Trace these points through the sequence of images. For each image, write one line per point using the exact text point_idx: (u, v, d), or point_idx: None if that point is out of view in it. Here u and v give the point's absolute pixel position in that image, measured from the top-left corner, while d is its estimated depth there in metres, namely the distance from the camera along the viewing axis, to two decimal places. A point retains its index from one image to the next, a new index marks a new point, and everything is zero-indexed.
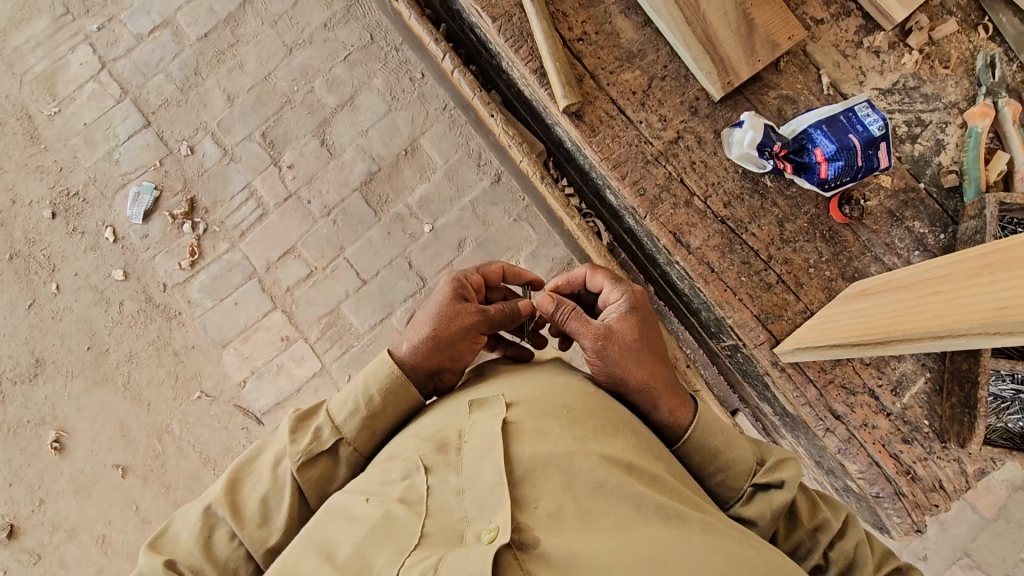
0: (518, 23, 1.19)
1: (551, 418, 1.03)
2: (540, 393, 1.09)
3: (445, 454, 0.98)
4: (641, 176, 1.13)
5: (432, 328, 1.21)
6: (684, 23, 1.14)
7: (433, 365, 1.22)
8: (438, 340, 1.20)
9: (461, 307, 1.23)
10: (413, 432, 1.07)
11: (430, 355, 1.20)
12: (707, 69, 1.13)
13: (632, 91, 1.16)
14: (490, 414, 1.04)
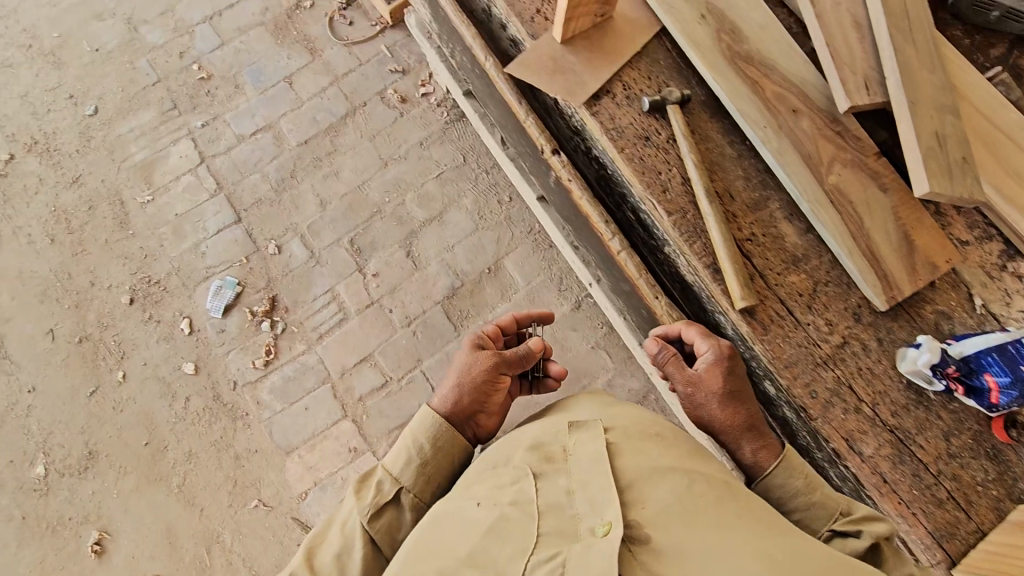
0: (692, 219, 1.27)
1: (645, 441, 1.09)
2: (626, 419, 1.15)
3: (555, 463, 1.05)
4: (811, 377, 1.19)
5: (460, 380, 1.32)
6: (850, 237, 1.24)
7: (469, 413, 1.32)
8: (468, 394, 1.31)
9: (482, 360, 1.34)
10: (518, 440, 1.13)
11: (463, 403, 1.31)
12: (871, 281, 1.21)
13: (799, 293, 1.24)
14: (586, 432, 1.09)
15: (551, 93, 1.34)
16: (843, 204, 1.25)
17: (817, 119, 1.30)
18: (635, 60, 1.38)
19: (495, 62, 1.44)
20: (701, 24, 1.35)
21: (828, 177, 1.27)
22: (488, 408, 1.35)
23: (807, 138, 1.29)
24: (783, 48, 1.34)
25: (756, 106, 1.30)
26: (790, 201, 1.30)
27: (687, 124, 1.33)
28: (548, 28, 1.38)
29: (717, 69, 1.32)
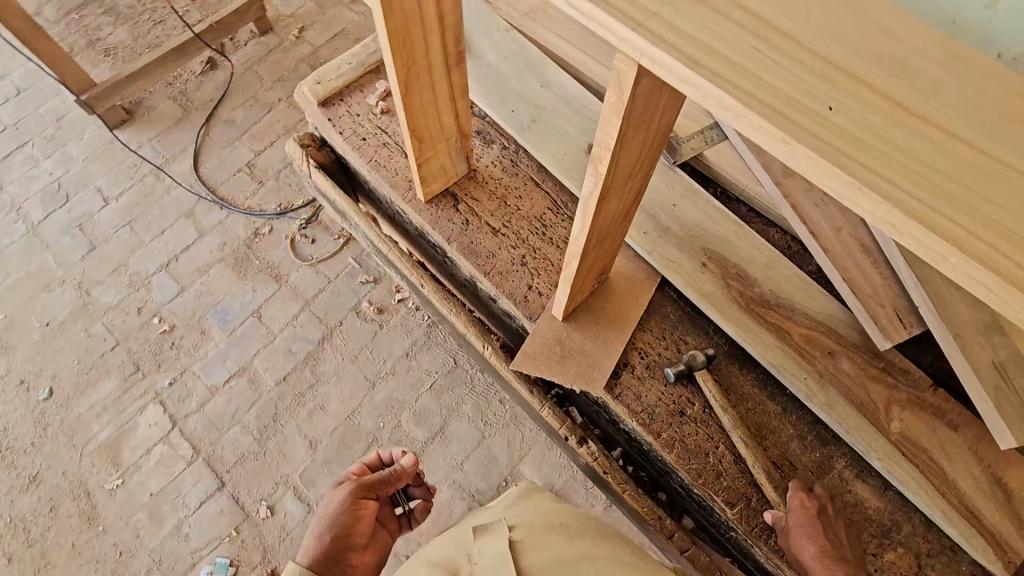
0: (759, 507, 1.13)
1: (550, 533, 1.00)
2: (540, 520, 1.05)
3: (463, 572, 0.94)
4: None
5: (329, 513, 1.26)
6: (939, 494, 1.10)
7: (335, 557, 1.21)
8: (331, 529, 1.23)
9: (344, 490, 1.32)
10: (426, 556, 1.03)
11: (335, 544, 1.22)
12: (982, 546, 1.07)
13: (903, 574, 1.09)
14: (496, 538, 0.99)
15: (566, 383, 1.21)
16: (917, 455, 1.12)
17: (857, 359, 1.19)
18: (642, 320, 1.27)
19: (492, 347, 1.33)
20: (704, 274, 1.25)
21: (892, 426, 1.14)
22: (358, 543, 1.26)
23: (854, 384, 1.17)
24: (796, 283, 1.25)
25: (790, 357, 1.19)
26: (855, 454, 1.17)
27: (721, 388, 1.21)
28: (546, 308, 1.27)
29: (737, 324, 1.21)
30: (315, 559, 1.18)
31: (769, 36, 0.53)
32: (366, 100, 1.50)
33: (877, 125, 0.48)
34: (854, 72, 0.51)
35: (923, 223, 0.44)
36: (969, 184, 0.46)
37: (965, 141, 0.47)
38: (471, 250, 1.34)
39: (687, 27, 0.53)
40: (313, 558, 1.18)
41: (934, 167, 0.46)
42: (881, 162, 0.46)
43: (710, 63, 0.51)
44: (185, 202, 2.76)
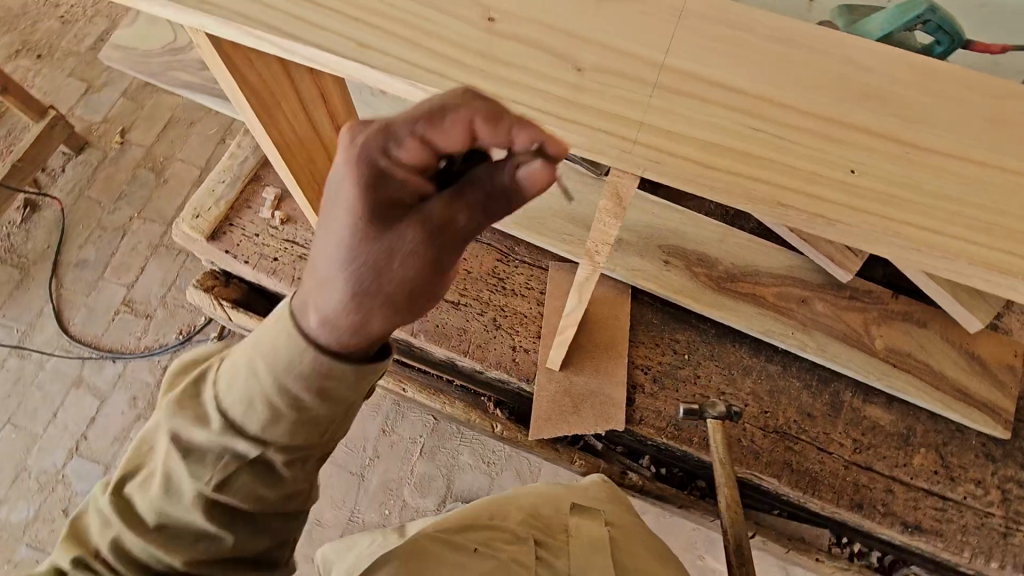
0: (797, 467, 1.19)
1: (644, 542, 0.97)
2: (632, 522, 1.02)
3: (554, 541, 0.94)
4: (1001, 550, 1.13)
5: (324, 228, 0.48)
6: (935, 390, 1.18)
7: (396, 269, 0.48)
8: (339, 261, 0.48)
9: (415, 218, 0.48)
10: (519, 500, 1.03)
11: (351, 214, 0.47)
12: (982, 419, 1.17)
13: (933, 472, 1.18)
14: (592, 516, 0.97)
15: (587, 431, 1.20)
16: (907, 363, 1.19)
17: (829, 297, 1.24)
18: (631, 336, 1.27)
19: (503, 424, 1.32)
20: (669, 271, 1.26)
21: (879, 346, 1.20)
22: (413, 188, 0.48)
23: (834, 320, 1.22)
24: (750, 247, 1.27)
25: (773, 320, 1.22)
26: (855, 381, 1.24)
27: (723, 373, 1.24)
28: (538, 364, 1.24)
29: (717, 308, 1.22)
30: (327, 322, 0.51)
31: (765, 110, 0.51)
32: (259, 215, 1.33)
33: (906, 175, 0.49)
34: (855, 122, 0.50)
35: (981, 265, 0.46)
36: (999, 208, 0.48)
37: (977, 164, 0.49)
38: (441, 334, 1.26)
39: (688, 130, 0.50)
40: (332, 326, 0.51)
41: (964, 201, 0.48)
42: (919, 213, 0.48)
43: (727, 163, 0.49)
44: (67, 371, 2.22)
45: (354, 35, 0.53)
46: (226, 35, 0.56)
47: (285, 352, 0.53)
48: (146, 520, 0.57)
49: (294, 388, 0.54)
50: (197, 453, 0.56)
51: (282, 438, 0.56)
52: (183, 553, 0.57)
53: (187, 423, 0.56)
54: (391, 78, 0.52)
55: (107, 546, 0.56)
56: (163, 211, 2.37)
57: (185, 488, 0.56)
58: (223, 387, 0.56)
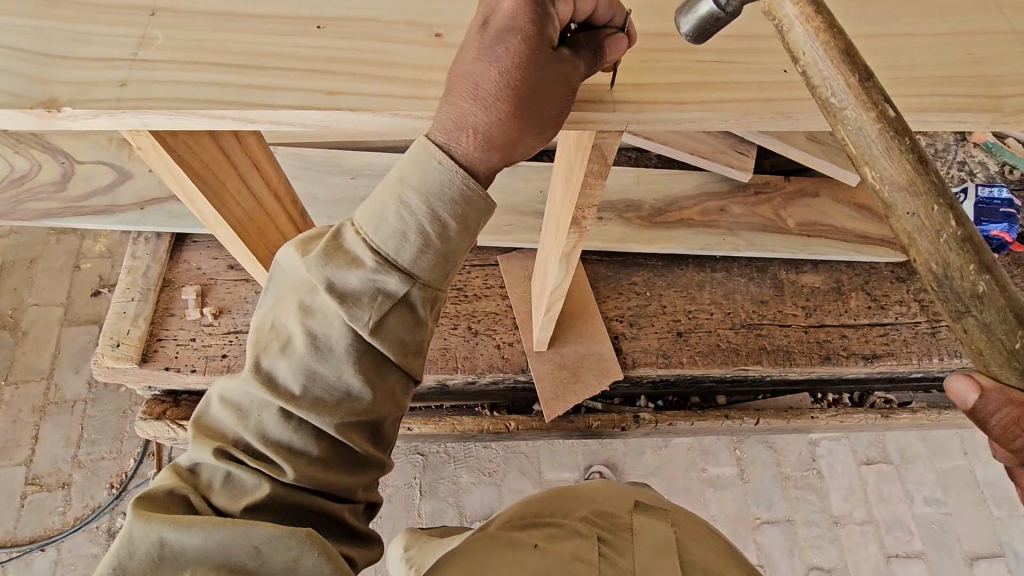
0: (773, 348, 1.33)
1: (722, 555, 0.80)
2: (704, 532, 0.86)
3: (618, 538, 0.78)
4: (938, 346, 1.35)
5: (487, 44, 0.50)
6: (845, 242, 1.38)
7: (539, 99, 0.51)
8: (489, 85, 0.50)
9: (538, 51, 0.50)
10: (576, 492, 0.91)
11: (518, 28, 0.49)
12: (886, 251, 1.38)
13: (868, 307, 1.38)
14: (658, 517, 0.84)
15: (594, 393, 1.27)
16: (817, 229, 1.39)
17: (739, 199, 1.40)
18: (596, 294, 1.35)
19: (514, 420, 1.32)
20: (605, 225, 1.35)
21: (792, 224, 1.38)
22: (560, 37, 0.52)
23: (750, 215, 1.38)
24: (661, 181, 1.40)
25: (704, 234, 1.35)
26: (784, 259, 1.41)
27: (682, 294, 1.36)
28: (526, 351, 1.28)
29: (657, 241, 1.34)
30: (464, 138, 0.51)
31: (699, 44, 0.59)
32: (187, 319, 1.23)
33: None
34: (769, 32, 0.60)
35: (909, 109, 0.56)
36: (898, 64, 0.59)
37: (868, 36, 0.60)
38: (425, 361, 1.25)
39: (648, 79, 0.57)
40: (466, 144, 0.51)
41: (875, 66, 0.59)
42: None
43: (692, 95, 0.56)
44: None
45: (320, 85, 0.54)
46: (179, 125, 0.55)
47: (424, 188, 0.51)
48: (267, 416, 0.55)
49: (430, 250, 0.53)
50: (320, 333, 0.54)
51: (402, 328, 0.55)
52: (285, 480, 0.55)
53: (313, 294, 0.55)
54: (374, 115, 0.54)
55: (217, 453, 0.55)
56: (37, 365, 1.98)
57: (314, 369, 0.55)
58: (364, 237, 0.53)
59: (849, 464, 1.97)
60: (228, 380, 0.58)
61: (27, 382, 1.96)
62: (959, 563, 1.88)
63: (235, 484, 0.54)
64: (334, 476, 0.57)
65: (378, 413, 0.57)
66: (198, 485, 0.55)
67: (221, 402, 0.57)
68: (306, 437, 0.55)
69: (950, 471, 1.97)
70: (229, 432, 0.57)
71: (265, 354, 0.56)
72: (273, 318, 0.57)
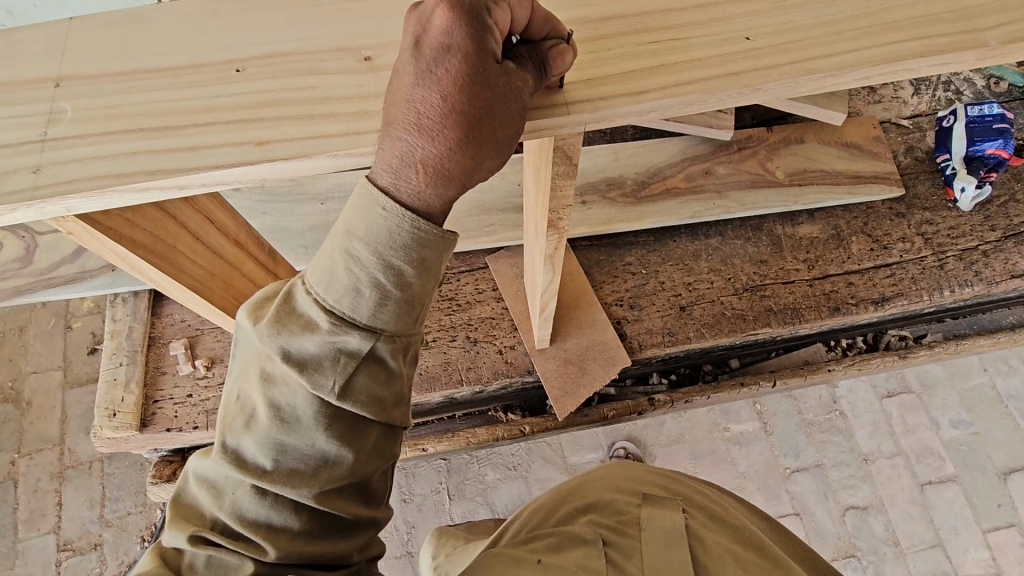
0: (779, 307, 1.29)
1: (742, 542, 0.71)
2: (728, 528, 0.74)
3: (626, 537, 0.69)
4: (946, 279, 1.32)
5: (424, 67, 0.45)
6: (837, 186, 1.33)
7: (490, 122, 0.46)
8: (433, 110, 0.45)
9: (483, 64, 0.45)
10: (580, 490, 0.82)
11: (456, 47, 0.44)
12: (880, 188, 1.34)
13: (870, 248, 1.34)
14: (667, 505, 0.75)
15: (603, 383, 1.23)
16: (807, 176, 1.34)
17: (723, 159, 1.34)
18: (591, 280, 1.31)
19: (529, 423, 1.29)
20: (589, 208, 1.30)
21: (781, 175, 1.33)
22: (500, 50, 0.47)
23: (736, 174, 1.33)
24: (641, 151, 1.35)
25: (692, 201, 1.31)
26: (777, 214, 1.36)
27: (678, 267, 1.32)
28: (528, 352, 1.24)
29: (645, 217, 1.29)
30: (415, 176, 0.46)
31: (652, 22, 0.54)
32: (180, 375, 1.19)
33: (786, 20, 0.54)
34: None
35: (886, 62, 0.51)
36: (871, 8, 0.54)
37: None
38: (428, 380, 1.22)
39: (601, 72, 0.52)
40: (417, 182, 0.46)
41: (847, 16, 0.54)
42: (820, 44, 0.52)
43: (649, 81, 0.51)
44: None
45: (249, 136, 0.49)
46: (109, 203, 0.51)
47: (370, 240, 0.48)
48: (243, 495, 0.54)
49: (387, 303, 0.50)
50: (286, 405, 0.53)
51: (372, 384, 0.53)
52: (268, 559, 0.54)
53: (275, 364, 0.53)
54: (310, 160, 0.49)
55: (194, 538, 0.55)
56: (47, 432, 1.96)
57: (285, 443, 0.53)
58: (316, 299, 0.51)
59: (871, 400, 1.95)
60: (202, 459, 0.58)
61: (40, 451, 1.94)
62: (992, 480, 1.87)
63: (218, 566, 0.54)
64: (321, 545, 0.56)
65: (361, 471, 0.56)
66: (181, 568, 0.54)
67: (200, 479, 0.57)
68: (286, 511, 0.54)
69: (972, 392, 1.95)
70: (208, 514, 0.56)
71: (231, 432, 0.55)
72: (241, 392, 0.56)
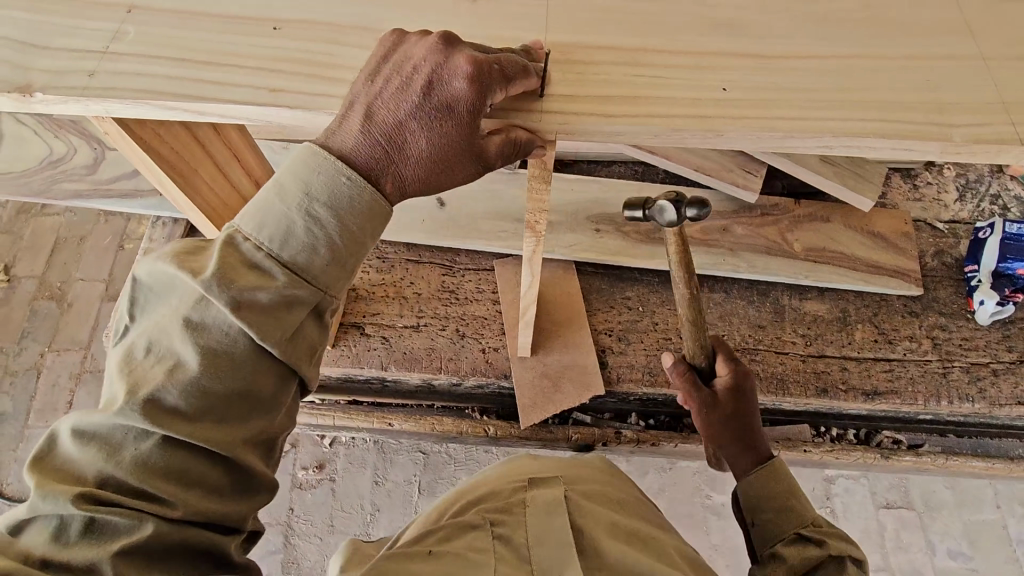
0: (766, 373, 1.29)
1: (607, 508, 0.81)
2: (600, 493, 0.84)
3: (512, 517, 0.76)
4: (947, 388, 1.28)
5: (426, 110, 0.54)
6: (853, 271, 1.33)
7: (451, 170, 0.57)
8: (415, 147, 0.55)
9: (466, 130, 0.55)
10: (474, 484, 0.88)
11: (458, 111, 0.54)
12: (897, 283, 1.32)
13: (874, 339, 1.32)
14: (547, 485, 0.82)
15: (574, 404, 1.26)
16: (824, 255, 1.34)
17: (744, 220, 1.37)
18: (587, 305, 1.34)
19: (495, 425, 1.33)
20: (601, 237, 1.35)
21: (798, 248, 1.34)
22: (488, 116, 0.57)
23: (753, 237, 1.35)
24: None
25: (703, 252, 1.33)
26: (787, 285, 1.36)
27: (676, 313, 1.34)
28: (511, 358, 1.29)
29: (653, 257, 1.32)
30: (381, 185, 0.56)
31: (640, 58, 0.60)
32: None
33: (760, 81, 0.59)
34: (711, 51, 0.61)
35: (848, 134, 0.56)
36: (845, 85, 0.59)
37: (822, 57, 0.61)
38: (411, 360, 1.27)
39: (579, 91, 0.58)
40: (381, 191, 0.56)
41: (812, 89, 0.59)
42: (787, 107, 0.58)
43: (622, 107, 0.58)
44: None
45: (265, 82, 0.58)
46: (141, 113, 0.59)
47: (335, 204, 0.53)
48: (150, 448, 0.49)
49: (340, 263, 0.54)
50: (222, 353, 0.51)
51: (314, 335, 0.56)
52: (173, 515, 0.50)
53: (213, 312, 0.51)
54: (311, 113, 0.57)
55: (79, 500, 0.47)
56: (79, 334, 2.02)
57: (215, 392, 0.51)
58: (269, 253, 0.52)
59: (865, 506, 1.80)
60: (81, 415, 0.51)
61: (67, 350, 2.00)
62: None
63: (102, 532, 0.47)
64: (227, 502, 0.54)
65: (280, 426, 0.57)
66: (51, 543, 0.47)
67: (85, 436, 0.50)
68: (196, 464, 0.51)
69: (980, 525, 1.76)
70: (86, 476, 0.49)
71: (144, 385, 0.50)
72: (154, 341, 0.51)
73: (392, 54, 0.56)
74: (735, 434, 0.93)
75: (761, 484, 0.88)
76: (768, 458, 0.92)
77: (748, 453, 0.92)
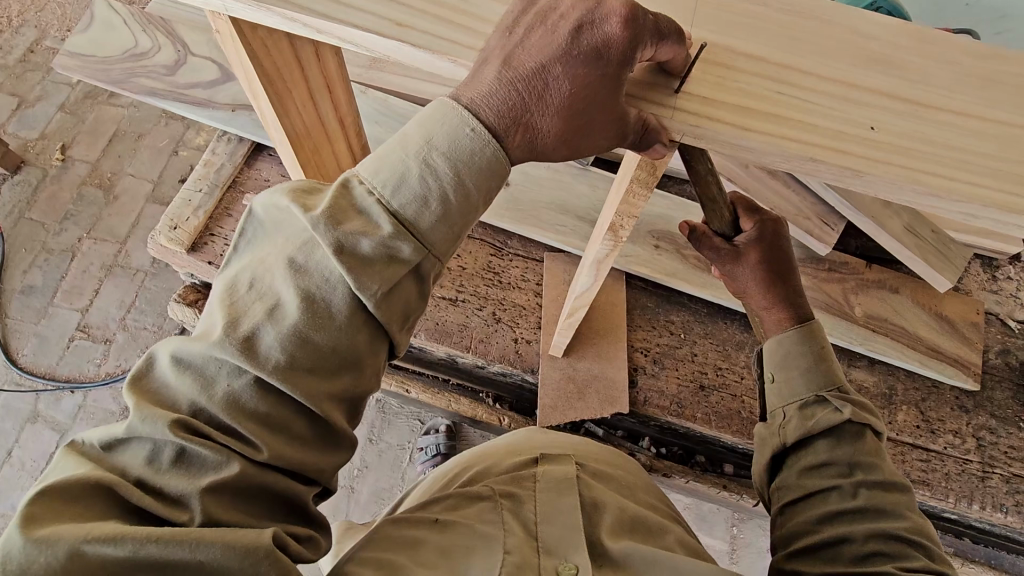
0: None
1: (615, 487, 0.81)
2: (611, 473, 0.84)
3: (521, 487, 0.74)
4: (981, 493, 1.22)
5: (569, 55, 0.51)
6: (912, 350, 1.26)
7: (584, 130, 0.53)
8: (556, 90, 0.51)
9: (610, 82, 0.51)
10: (486, 457, 0.87)
11: (603, 61, 0.50)
12: (954, 372, 1.25)
13: (915, 426, 1.26)
14: (562, 460, 0.80)
15: (594, 416, 1.22)
16: (885, 326, 1.27)
17: (809, 270, 1.30)
18: (628, 320, 1.30)
19: (510, 417, 1.33)
20: (660, 254, 1.30)
21: (859, 313, 1.28)
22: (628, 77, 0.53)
23: (815, 290, 1.29)
24: None
25: None
26: (838, 347, 1.31)
27: (717, 348, 1.29)
28: (541, 353, 1.25)
29: (709, 287, 1.27)
30: (509, 130, 0.52)
31: (789, 77, 0.55)
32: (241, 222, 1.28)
33: (911, 128, 0.54)
34: (864, 86, 0.56)
35: (997, 206, 0.51)
36: (1001, 154, 0.54)
37: (983, 118, 0.55)
38: (442, 332, 1.25)
39: (715, 95, 0.54)
40: (508, 136, 0.52)
41: (965, 152, 0.54)
42: (937, 164, 0.53)
43: (760, 124, 0.53)
44: (19, 406, 1.85)
45: (392, 14, 0.55)
46: (259, 17, 0.57)
47: (453, 155, 0.51)
48: (243, 386, 0.49)
49: (447, 225, 0.52)
50: (320, 299, 0.51)
51: (409, 293, 0.54)
52: (258, 457, 0.49)
53: (318, 256, 0.51)
54: (434, 56, 0.55)
55: (176, 425, 0.47)
56: (117, 228, 2.03)
57: (304, 334, 0.50)
58: (380, 199, 0.51)
59: None
60: (180, 337, 0.51)
61: (104, 241, 2.01)
62: None
63: (191, 461, 0.47)
64: (308, 452, 0.53)
65: (364, 385, 0.55)
66: (142, 465, 0.47)
67: (181, 364, 0.49)
68: (285, 404, 0.51)
69: None
70: (181, 403, 0.49)
71: (245, 317, 0.50)
72: (258, 278, 0.52)
73: (535, 4, 0.53)
74: (779, 295, 0.84)
75: (793, 346, 0.83)
76: (806, 319, 0.85)
77: (786, 312, 0.85)
